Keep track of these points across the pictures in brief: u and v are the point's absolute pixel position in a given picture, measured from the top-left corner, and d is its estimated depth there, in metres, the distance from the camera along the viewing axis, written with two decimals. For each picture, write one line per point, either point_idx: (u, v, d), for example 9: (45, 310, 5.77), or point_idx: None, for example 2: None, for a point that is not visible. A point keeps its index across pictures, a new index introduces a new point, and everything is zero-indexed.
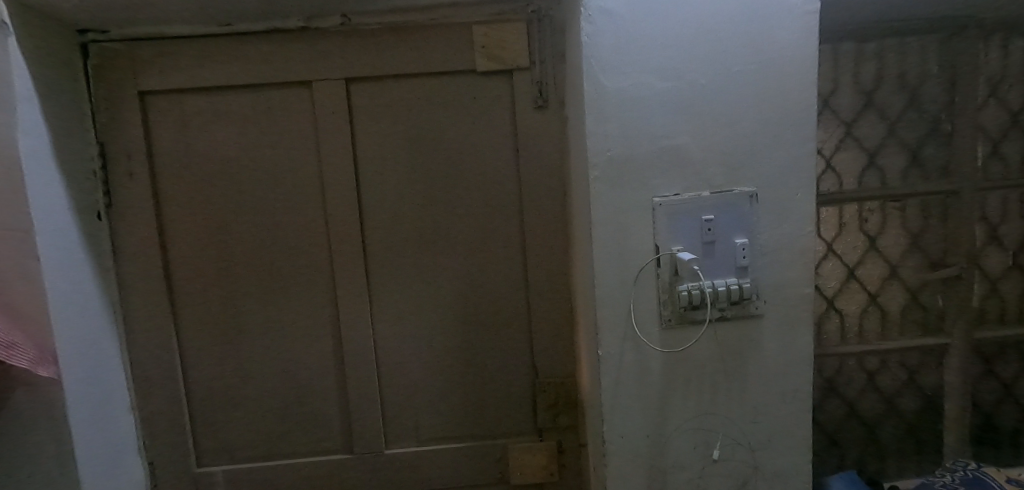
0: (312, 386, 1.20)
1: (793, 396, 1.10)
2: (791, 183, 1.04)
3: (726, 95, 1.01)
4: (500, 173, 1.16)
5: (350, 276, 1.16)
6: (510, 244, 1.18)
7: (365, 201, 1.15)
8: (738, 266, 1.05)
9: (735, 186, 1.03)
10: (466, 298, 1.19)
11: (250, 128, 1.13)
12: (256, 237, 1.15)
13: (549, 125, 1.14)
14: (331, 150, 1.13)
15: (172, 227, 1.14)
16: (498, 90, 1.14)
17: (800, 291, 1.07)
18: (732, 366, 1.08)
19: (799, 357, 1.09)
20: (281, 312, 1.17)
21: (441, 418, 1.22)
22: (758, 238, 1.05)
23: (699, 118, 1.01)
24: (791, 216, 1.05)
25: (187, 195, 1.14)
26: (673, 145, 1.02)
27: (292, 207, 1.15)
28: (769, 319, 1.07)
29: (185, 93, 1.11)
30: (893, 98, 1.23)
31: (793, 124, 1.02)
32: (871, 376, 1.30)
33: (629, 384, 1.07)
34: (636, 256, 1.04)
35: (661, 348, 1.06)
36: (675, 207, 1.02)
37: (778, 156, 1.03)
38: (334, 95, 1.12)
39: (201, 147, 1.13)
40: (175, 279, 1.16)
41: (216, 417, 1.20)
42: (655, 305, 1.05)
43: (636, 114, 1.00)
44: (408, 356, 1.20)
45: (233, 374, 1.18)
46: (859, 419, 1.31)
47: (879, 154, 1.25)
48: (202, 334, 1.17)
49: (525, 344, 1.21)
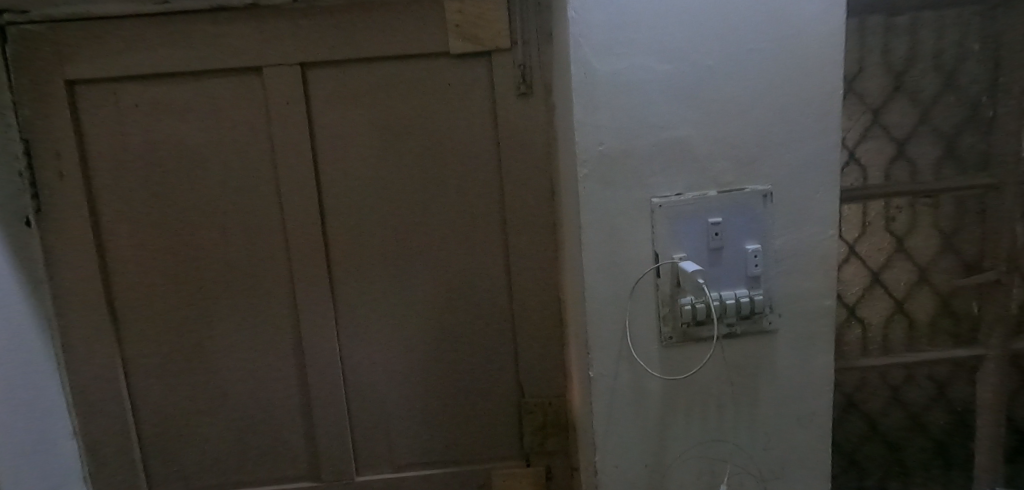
0: (275, 409, 1.14)
1: (810, 420, 0.97)
2: (809, 181, 0.90)
3: (736, 80, 0.87)
4: (479, 173, 1.06)
5: (312, 284, 1.08)
6: (491, 251, 1.09)
7: (326, 202, 1.07)
8: (749, 275, 0.92)
9: (745, 184, 0.90)
10: (443, 306, 1.10)
11: (196, 124, 1.05)
12: (205, 246, 1.09)
13: (536, 115, 1.03)
14: (286, 146, 1.04)
15: (113, 234, 1.07)
16: (476, 76, 1.03)
17: (820, 303, 0.94)
18: (742, 388, 0.96)
19: (818, 378, 0.96)
20: (237, 322, 1.11)
21: (415, 438, 1.15)
22: (773, 244, 0.92)
23: (705, 107, 0.88)
24: (809, 218, 0.91)
25: (126, 197, 1.06)
26: (675, 137, 0.88)
27: (245, 213, 1.07)
28: (783, 335, 0.95)
29: (117, 83, 1.03)
30: (926, 80, 1.08)
31: (812, 112, 0.89)
32: (895, 391, 1.17)
33: (624, 410, 0.95)
34: (633, 265, 0.91)
35: (661, 369, 0.94)
36: (677, 209, 0.89)
37: (795, 149, 0.90)
38: (287, 82, 1.02)
39: (138, 144, 1.05)
40: (116, 287, 1.09)
41: (168, 434, 1.14)
42: (654, 321, 0.93)
43: (632, 101, 0.87)
44: (380, 369, 1.12)
45: (183, 389, 1.13)
46: (882, 438, 1.19)
47: (910, 144, 1.10)
48: (150, 346, 1.11)
49: (509, 359, 1.12)
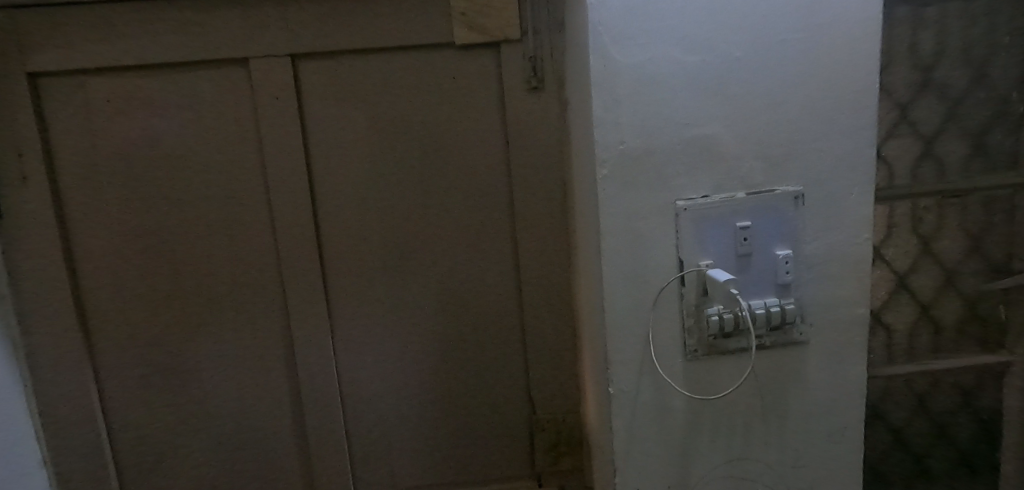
0: (266, 427, 1.07)
1: (840, 435, 0.92)
2: (843, 181, 0.84)
3: (768, 73, 0.81)
4: (487, 176, 1.01)
5: (306, 295, 1.02)
6: (500, 254, 1.04)
7: (322, 206, 1.01)
8: (779, 283, 0.85)
9: (776, 185, 0.84)
10: (448, 312, 1.05)
11: (175, 123, 0.98)
12: (186, 253, 1.01)
13: (546, 111, 0.98)
14: (275, 147, 0.97)
15: (83, 241, 0.99)
16: (484, 68, 0.98)
17: (853, 312, 0.88)
18: (770, 403, 0.90)
19: (849, 391, 0.90)
20: (222, 333, 1.04)
21: (418, 453, 1.10)
22: (805, 249, 0.86)
23: (734, 103, 0.81)
24: (842, 221, 0.85)
25: (100, 201, 0.99)
26: (702, 135, 0.81)
27: (230, 218, 1.00)
28: (814, 346, 0.89)
29: (88, 76, 0.95)
30: (956, 74, 1.02)
31: (845, 108, 0.83)
32: (919, 399, 1.12)
33: (645, 428, 0.89)
34: (656, 273, 0.84)
35: (685, 385, 0.87)
36: (704, 213, 0.83)
37: (828, 148, 0.84)
38: (277, 74, 0.95)
39: (111, 144, 0.97)
40: (88, 297, 1.01)
41: (149, 457, 1.07)
42: (678, 333, 0.86)
43: (655, 97, 0.80)
44: (381, 381, 1.07)
45: (164, 408, 1.05)
46: (906, 448, 1.14)
47: (939, 141, 1.04)
48: (125, 362, 1.03)
49: (519, 368, 1.08)
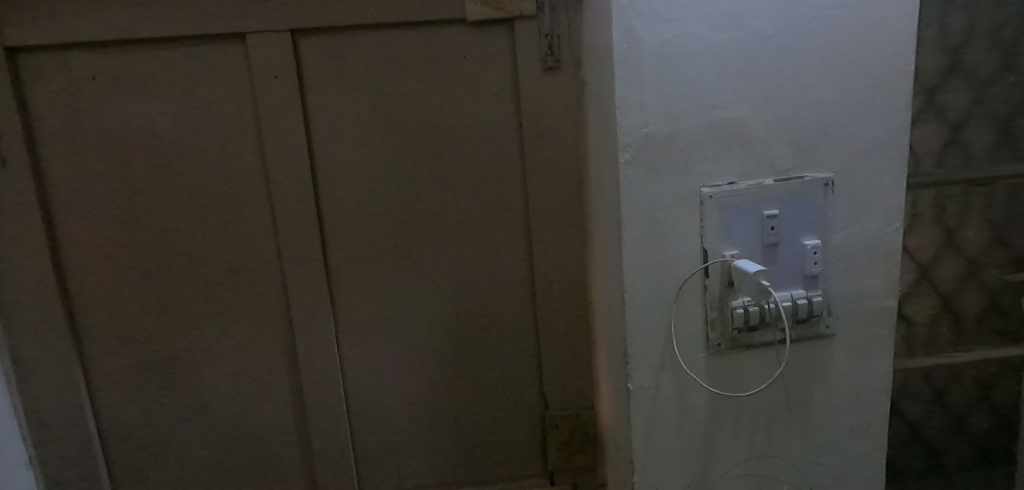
0: (265, 424, 1.03)
1: (864, 431, 0.89)
2: (874, 167, 0.81)
3: (800, 52, 0.77)
4: (500, 162, 0.97)
5: (308, 287, 0.97)
6: (512, 243, 1.00)
7: (325, 193, 0.96)
8: (806, 275, 0.81)
9: (805, 172, 0.80)
10: (457, 304, 1.01)
11: (166, 104, 0.92)
12: (178, 243, 0.96)
13: (563, 93, 0.94)
14: (275, 131, 0.92)
15: (67, 229, 0.94)
16: (496, 46, 0.94)
17: (880, 305, 0.85)
18: (794, 399, 0.86)
19: (874, 385, 0.87)
20: (218, 326, 0.99)
21: (425, 450, 1.06)
22: (833, 239, 0.82)
23: (764, 84, 0.77)
24: (873, 210, 0.82)
25: (86, 187, 0.93)
26: (730, 118, 0.77)
27: (226, 207, 0.95)
28: (840, 340, 0.85)
29: (72, 52, 0.89)
30: (985, 56, 0.98)
31: (879, 91, 0.79)
32: (939, 393, 1.09)
33: (665, 425, 0.85)
34: (679, 265, 0.80)
35: (707, 381, 0.84)
36: (730, 200, 0.78)
37: (860, 133, 0.80)
38: (276, 52, 0.89)
39: (98, 126, 0.91)
40: (73, 289, 0.96)
41: (142, 456, 1.02)
42: (700, 326, 0.82)
43: (682, 76, 0.75)
44: (386, 375, 1.03)
45: (157, 405, 1.01)
46: (924, 443, 1.10)
47: (965, 128, 1.00)
48: (115, 357, 0.98)
49: (531, 361, 1.04)
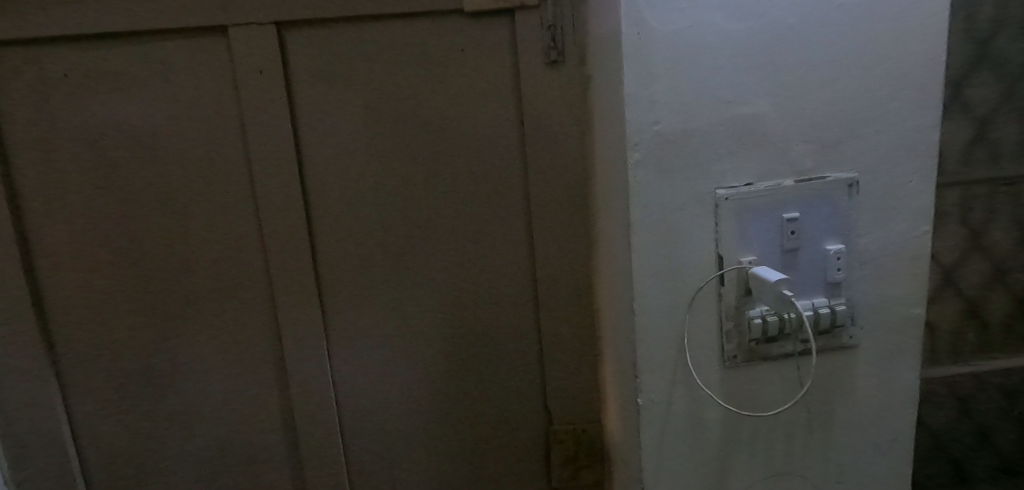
0: (252, 437, 0.98)
1: (887, 447, 0.84)
2: (901, 166, 0.75)
3: (823, 42, 0.71)
4: (500, 162, 0.92)
5: (297, 293, 0.92)
6: (514, 247, 0.95)
7: (315, 195, 0.91)
8: (829, 282, 0.76)
9: (828, 172, 0.74)
10: (455, 311, 0.96)
11: (143, 102, 0.87)
12: (157, 250, 0.91)
13: (567, 88, 0.88)
14: (259, 130, 0.86)
15: (40, 236, 0.89)
16: (495, 39, 0.89)
17: (907, 313, 0.79)
18: (815, 413, 0.81)
19: (900, 398, 0.82)
20: (202, 336, 0.94)
21: (422, 467, 1.01)
22: (858, 244, 0.76)
23: (784, 77, 0.71)
24: (900, 212, 0.76)
25: (59, 190, 0.88)
26: (748, 114, 0.71)
27: (208, 212, 0.90)
28: (864, 350, 0.80)
29: (42, 48, 0.84)
30: (1016, 48, 0.92)
31: (907, 84, 0.73)
32: (964, 403, 1.02)
33: (678, 442, 0.80)
34: (693, 272, 0.75)
35: (723, 395, 0.79)
36: (747, 203, 0.73)
37: (887, 130, 0.74)
38: (260, 46, 0.84)
39: (70, 126, 0.86)
40: (48, 297, 0.91)
41: (121, 471, 0.97)
42: (715, 338, 0.77)
43: (696, 69, 0.70)
44: (380, 387, 0.98)
45: (137, 418, 0.96)
46: (947, 455, 1.05)
47: (993, 124, 0.94)
48: (92, 370, 0.93)
49: (534, 371, 0.99)
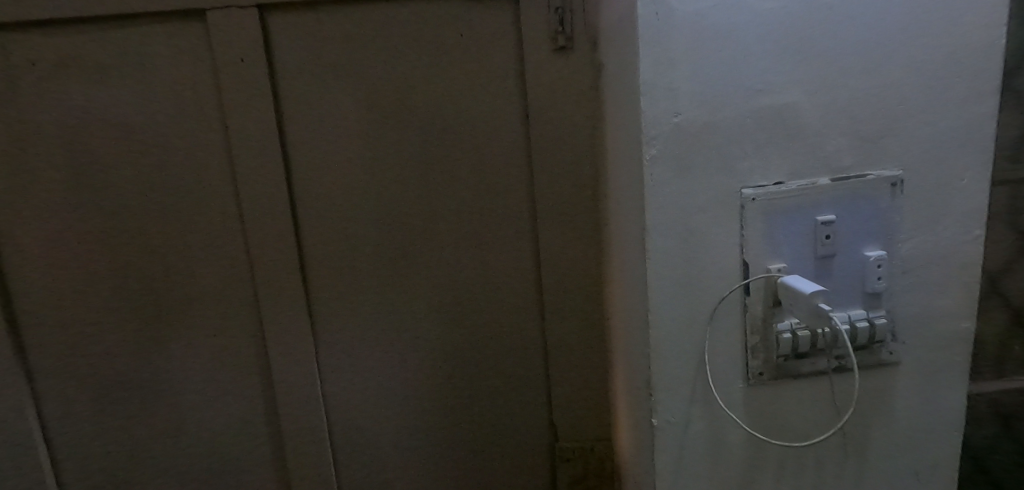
0: (235, 446, 0.93)
1: (927, 473, 0.76)
2: (951, 163, 0.67)
3: (864, 22, 0.63)
4: (501, 157, 0.85)
5: (284, 297, 0.86)
6: (517, 248, 0.88)
7: (304, 193, 0.85)
8: (867, 292, 0.68)
9: (869, 170, 0.66)
10: (453, 317, 0.89)
11: (117, 91, 0.81)
12: (135, 250, 0.86)
13: (576, 76, 0.81)
14: (242, 122, 0.81)
15: (12, 233, 0.84)
16: (498, 23, 0.82)
17: (954, 327, 0.71)
18: (848, 436, 0.73)
19: (943, 421, 0.74)
20: (181, 340, 0.89)
21: (416, 480, 0.95)
22: (900, 250, 0.68)
23: (819, 61, 0.63)
24: (948, 215, 0.68)
25: (31, 185, 0.83)
26: (778, 104, 0.64)
27: (188, 209, 0.85)
28: (904, 368, 0.72)
29: (9, 33, 0.79)
30: None
31: (960, 70, 0.65)
32: (1009, 421, 0.91)
33: (694, 467, 0.73)
34: (715, 280, 0.67)
35: (746, 416, 0.71)
36: (777, 204, 0.65)
37: (934, 122, 0.66)
38: (242, 31, 0.78)
39: (41, 118, 0.81)
40: (20, 298, 0.86)
41: (97, 477, 0.93)
42: (739, 353, 0.69)
43: (720, 53, 0.62)
44: (372, 396, 0.92)
45: (112, 424, 0.91)
46: (989, 479, 0.93)
47: None
48: (67, 374, 0.89)
49: (538, 382, 0.92)
